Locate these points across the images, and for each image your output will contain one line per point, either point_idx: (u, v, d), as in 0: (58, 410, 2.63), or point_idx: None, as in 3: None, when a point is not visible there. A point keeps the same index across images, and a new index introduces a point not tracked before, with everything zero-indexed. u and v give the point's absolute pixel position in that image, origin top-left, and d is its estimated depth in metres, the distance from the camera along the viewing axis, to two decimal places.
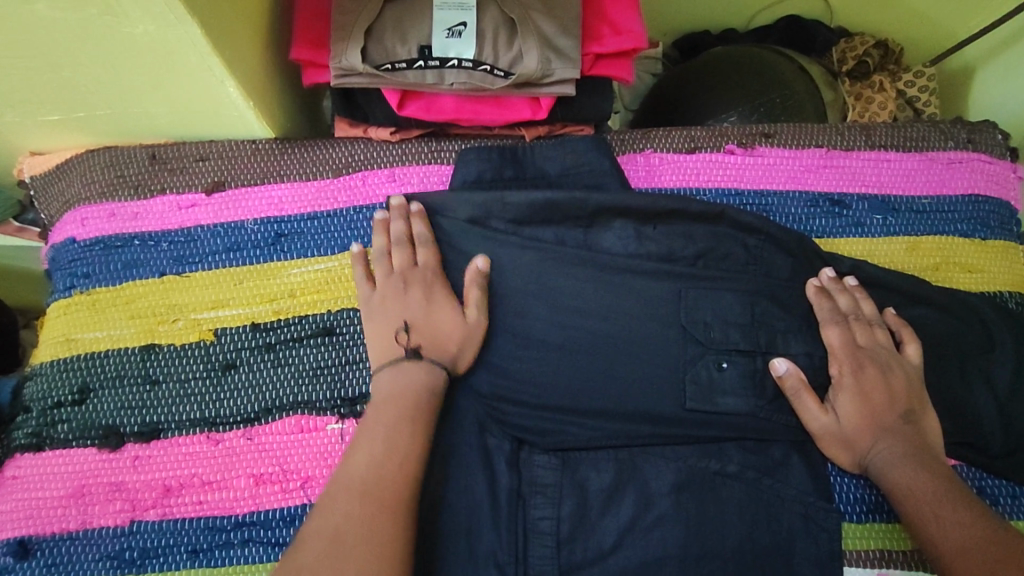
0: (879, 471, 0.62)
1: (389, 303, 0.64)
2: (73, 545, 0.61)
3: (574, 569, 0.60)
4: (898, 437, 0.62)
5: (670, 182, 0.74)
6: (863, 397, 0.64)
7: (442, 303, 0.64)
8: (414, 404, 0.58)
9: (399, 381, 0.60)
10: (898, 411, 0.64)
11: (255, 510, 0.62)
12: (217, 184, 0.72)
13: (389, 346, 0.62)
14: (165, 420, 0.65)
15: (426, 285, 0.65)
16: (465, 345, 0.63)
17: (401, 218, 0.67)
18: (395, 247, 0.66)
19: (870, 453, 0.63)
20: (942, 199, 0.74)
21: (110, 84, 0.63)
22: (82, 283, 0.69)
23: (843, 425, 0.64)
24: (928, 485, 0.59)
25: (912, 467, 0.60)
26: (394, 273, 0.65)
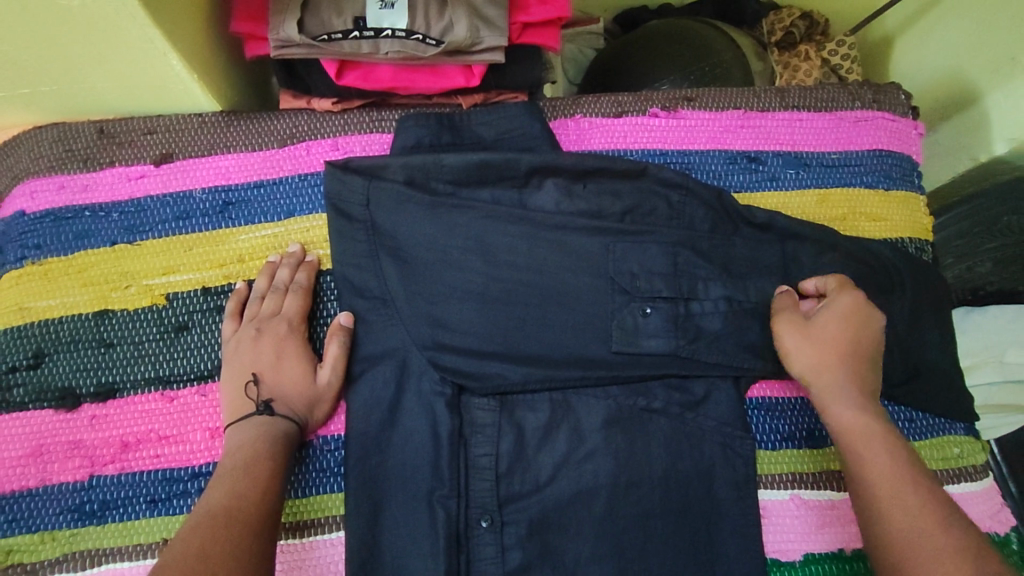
0: (824, 407, 0.65)
1: (243, 351, 0.67)
2: (33, 500, 0.63)
3: (513, 500, 0.65)
4: (836, 373, 0.65)
5: (599, 145, 0.78)
6: (816, 337, 0.66)
7: (301, 361, 0.68)
8: (267, 449, 0.62)
9: (244, 434, 0.63)
10: (866, 357, 0.66)
11: (211, 461, 0.66)
12: (165, 156, 0.75)
13: (243, 398, 0.66)
14: (120, 381, 0.68)
15: (285, 338, 0.68)
16: (314, 406, 0.66)
17: (289, 266, 0.71)
18: (269, 293, 0.69)
19: (826, 384, 0.65)
20: (849, 154, 0.80)
21: (52, 58, 0.66)
22: (34, 254, 0.71)
23: (796, 360, 0.66)
24: (865, 425, 0.62)
25: (852, 406, 0.63)
26: (256, 318, 0.68)
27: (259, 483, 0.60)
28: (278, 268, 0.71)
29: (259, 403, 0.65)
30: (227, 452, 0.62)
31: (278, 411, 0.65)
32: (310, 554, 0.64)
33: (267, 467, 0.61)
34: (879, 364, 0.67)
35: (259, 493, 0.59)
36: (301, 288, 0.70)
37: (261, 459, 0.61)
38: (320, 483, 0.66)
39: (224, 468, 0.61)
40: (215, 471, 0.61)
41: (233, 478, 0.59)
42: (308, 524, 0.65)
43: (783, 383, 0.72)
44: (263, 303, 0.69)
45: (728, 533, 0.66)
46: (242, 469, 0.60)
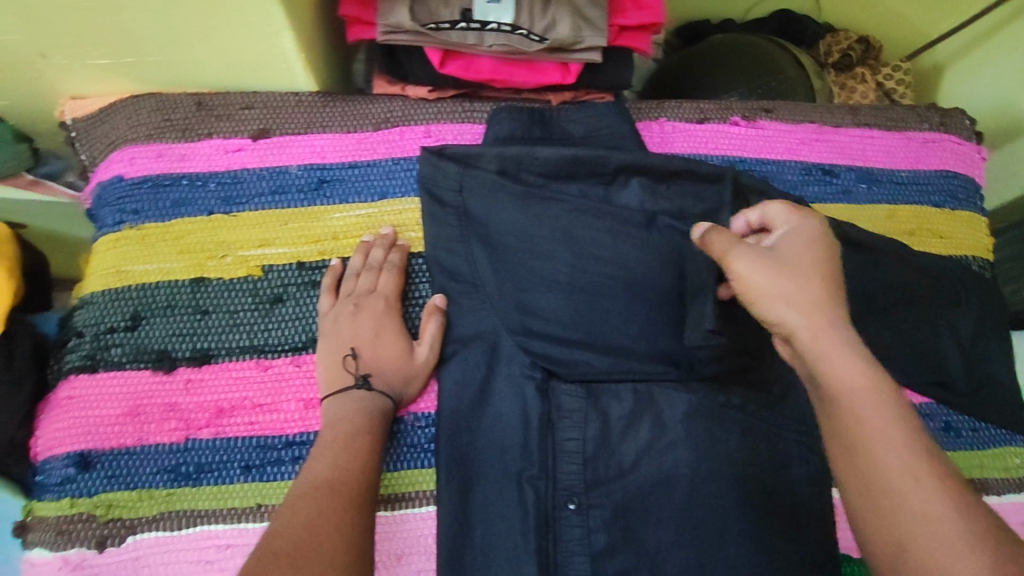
0: (823, 358, 0.50)
1: (342, 325, 0.68)
2: (131, 459, 0.65)
3: (598, 484, 0.67)
4: (794, 308, 0.51)
5: (682, 148, 0.81)
6: (786, 263, 0.53)
7: (396, 338, 0.69)
8: (367, 423, 0.63)
9: (343, 407, 0.64)
10: (836, 295, 0.53)
11: (305, 431, 0.67)
12: (263, 131, 0.76)
13: (341, 371, 0.67)
14: (215, 347, 0.69)
15: (380, 315, 0.70)
16: (410, 382, 0.68)
17: (383, 247, 0.72)
18: (365, 272, 0.71)
19: (809, 333, 0.51)
20: (917, 172, 0.84)
21: (168, 28, 0.67)
22: (132, 219, 0.72)
23: (765, 285, 0.52)
24: (869, 380, 0.49)
25: (857, 355, 0.50)
26: (353, 294, 0.70)
27: (358, 458, 0.61)
28: (373, 248, 0.72)
29: (358, 377, 0.66)
30: (326, 424, 0.63)
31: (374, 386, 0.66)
32: (401, 526, 0.66)
33: (367, 442, 0.62)
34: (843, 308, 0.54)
35: (361, 467, 0.60)
36: (396, 268, 0.72)
37: (362, 433, 0.62)
38: (411, 458, 0.69)
39: (324, 439, 0.62)
40: (316, 443, 0.62)
41: (336, 450, 0.60)
42: (399, 497, 0.67)
43: None
44: (359, 280, 0.71)
45: (803, 529, 0.68)
46: (343, 443, 0.61)
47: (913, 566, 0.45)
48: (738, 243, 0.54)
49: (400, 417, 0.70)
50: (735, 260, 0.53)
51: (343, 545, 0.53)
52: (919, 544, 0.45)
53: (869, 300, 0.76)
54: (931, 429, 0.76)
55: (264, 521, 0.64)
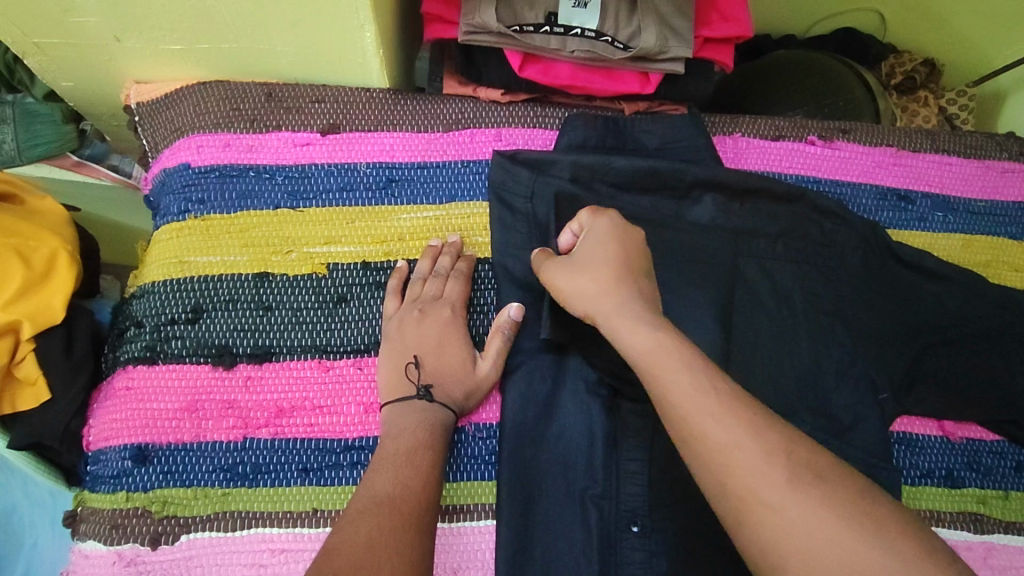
0: (618, 333, 0.55)
1: (406, 332, 0.66)
2: (188, 455, 0.63)
3: (662, 508, 0.65)
4: (593, 288, 0.58)
5: (755, 165, 0.79)
6: (581, 263, 0.60)
7: (460, 347, 0.67)
8: (430, 435, 0.61)
9: (405, 417, 0.62)
10: (630, 279, 0.58)
11: (364, 436, 0.65)
12: (332, 127, 0.74)
13: (403, 379, 0.65)
14: (277, 345, 0.67)
15: (446, 323, 0.68)
16: (473, 395, 0.66)
17: (451, 255, 0.71)
18: (432, 277, 0.69)
19: (601, 318, 0.57)
20: (995, 203, 0.81)
21: (248, 14, 0.66)
22: (196, 209, 0.71)
23: (569, 281, 0.60)
24: (658, 343, 0.52)
25: (646, 326, 0.53)
26: (418, 300, 0.68)
27: (421, 472, 0.58)
28: (440, 254, 0.71)
29: (420, 387, 0.64)
30: (388, 436, 0.61)
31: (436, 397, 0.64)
32: (459, 540, 0.64)
33: (430, 457, 0.59)
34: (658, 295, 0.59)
35: (423, 483, 0.57)
36: (463, 275, 0.70)
37: (425, 448, 0.60)
38: (472, 469, 0.66)
39: (385, 451, 0.59)
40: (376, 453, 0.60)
41: (398, 464, 0.58)
42: (458, 509, 0.65)
43: (923, 421, 0.73)
44: (425, 285, 0.69)
45: None
46: (406, 457, 0.58)
47: (738, 505, 0.44)
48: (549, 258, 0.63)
49: (461, 427, 0.68)
50: (546, 273, 0.63)
51: (405, 566, 0.50)
52: (740, 477, 0.45)
53: (945, 332, 0.74)
54: (1003, 467, 0.73)
55: (320, 527, 0.62)
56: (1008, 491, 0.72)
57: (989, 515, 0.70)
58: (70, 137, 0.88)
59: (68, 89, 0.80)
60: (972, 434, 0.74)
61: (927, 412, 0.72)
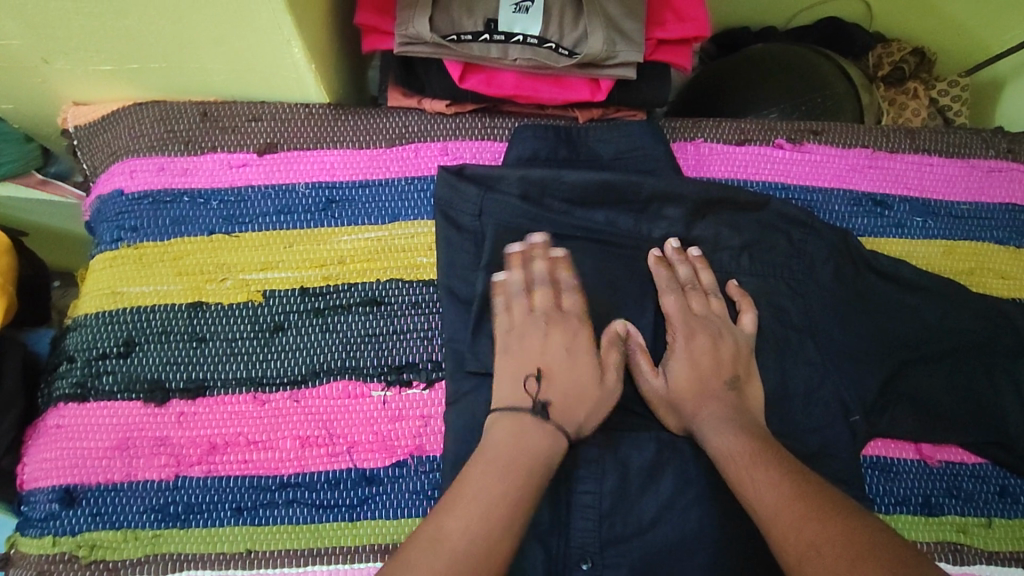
0: (703, 437, 0.61)
1: (529, 346, 0.62)
2: (117, 496, 0.61)
3: (612, 543, 0.62)
4: (724, 403, 0.62)
5: (718, 172, 0.75)
6: (694, 366, 0.64)
7: (586, 362, 0.63)
8: (540, 463, 0.55)
9: (526, 431, 0.57)
10: (723, 376, 0.64)
11: (300, 472, 0.63)
12: (269, 146, 0.72)
13: (522, 391, 0.60)
14: (211, 378, 0.65)
15: (572, 333, 0.64)
16: (597, 407, 0.61)
17: (542, 257, 0.66)
18: (537, 286, 0.65)
19: (697, 417, 0.62)
20: (980, 206, 0.76)
21: (170, 35, 0.62)
22: (130, 237, 0.68)
23: (671, 389, 0.64)
24: (746, 447, 0.58)
25: (738, 431, 0.60)
26: (538, 311, 0.64)
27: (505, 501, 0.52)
28: (529, 257, 0.66)
29: (538, 403, 0.59)
30: (481, 457, 0.55)
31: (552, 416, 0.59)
32: None
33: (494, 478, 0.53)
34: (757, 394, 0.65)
35: (494, 528, 0.50)
36: (564, 286, 0.66)
37: (518, 469, 0.54)
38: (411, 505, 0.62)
39: (482, 478, 0.53)
40: (473, 465, 0.55)
41: (472, 503, 0.51)
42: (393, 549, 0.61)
43: (899, 444, 0.68)
44: (533, 296, 0.65)
45: None
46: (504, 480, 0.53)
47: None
48: (642, 353, 0.65)
49: (371, 467, 0.63)
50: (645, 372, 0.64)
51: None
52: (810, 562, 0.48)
53: (922, 347, 0.69)
54: (985, 493, 0.68)
55: (253, 569, 0.60)
56: (992, 518, 0.67)
57: (971, 545, 0.66)
58: (34, 155, 0.83)
59: (9, 112, 0.78)
60: (953, 456, 0.69)
61: (903, 434, 0.68)
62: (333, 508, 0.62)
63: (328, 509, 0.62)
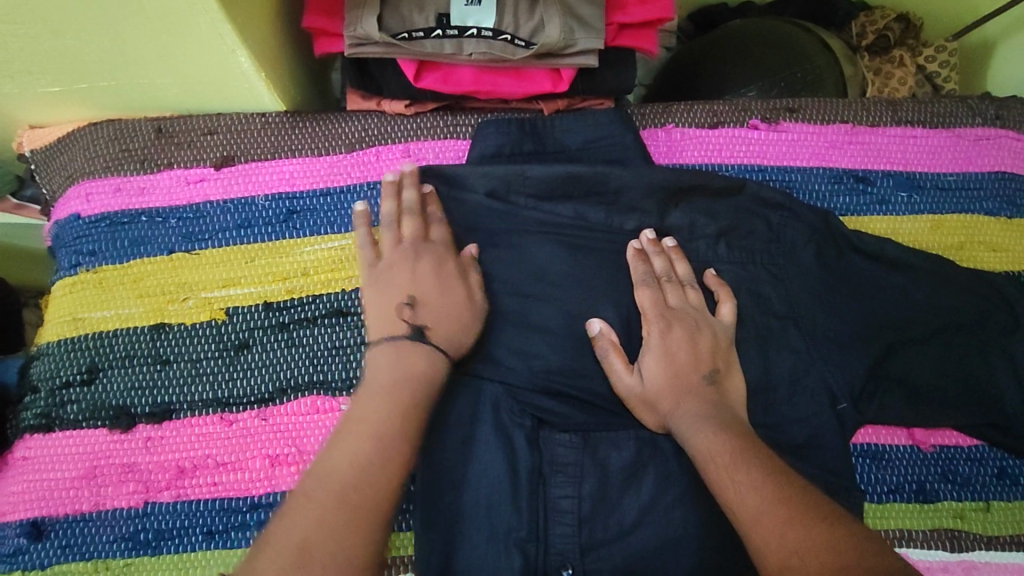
0: (681, 434, 0.58)
1: (398, 273, 0.61)
2: (86, 526, 0.60)
3: (593, 548, 0.60)
4: (703, 399, 0.60)
5: (692, 157, 0.72)
6: (671, 360, 0.61)
7: (452, 276, 0.62)
8: (419, 386, 0.54)
9: (400, 360, 0.55)
10: (702, 370, 0.61)
11: (271, 492, 0.61)
12: (226, 159, 0.70)
13: (395, 319, 0.58)
14: (177, 401, 0.63)
15: (438, 254, 0.63)
16: (467, 330, 0.61)
17: (413, 186, 0.64)
18: (405, 215, 0.64)
19: (674, 413, 0.59)
20: (968, 175, 0.73)
21: (111, 53, 0.60)
22: (88, 261, 0.67)
23: (648, 386, 0.61)
24: (727, 445, 0.55)
25: (718, 428, 0.57)
26: (404, 241, 0.62)
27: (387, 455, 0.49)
28: (404, 189, 0.64)
29: (412, 329, 0.57)
30: (368, 387, 0.54)
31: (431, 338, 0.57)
32: None
33: (383, 416, 0.51)
34: (738, 387, 0.62)
35: (376, 476, 0.48)
36: (436, 217, 0.65)
37: (408, 413, 0.52)
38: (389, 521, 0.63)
39: (362, 404, 0.51)
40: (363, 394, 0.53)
41: (354, 441, 0.49)
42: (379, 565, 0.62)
43: (890, 430, 0.66)
44: (402, 226, 0.63)
45: None
46: (383, 424, 0.51)
47: None
48: (615, 350, 0.62)
49: None
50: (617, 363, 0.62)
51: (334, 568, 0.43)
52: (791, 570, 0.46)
53: (910, 329, 0.66)
54: (982, 476, 0.65)
55: None
56: (989, 502, 0.64)
57: (969, 530, 0.63)
58: (6, 179, 0.80)
59: None
60: (947, 440, 0.66)
61: (894, 420, 0.65)
62: None
63: None
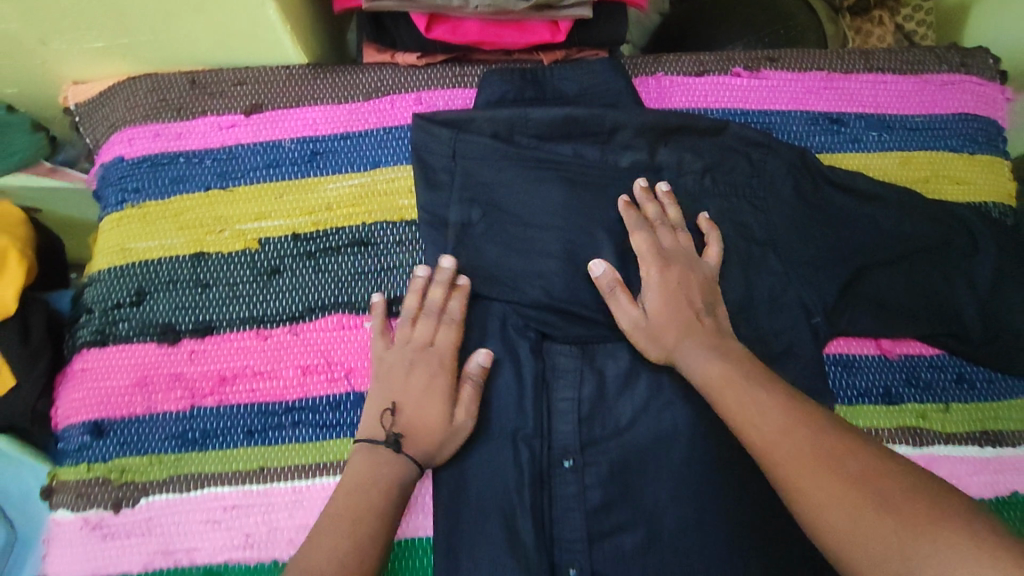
0: (685, 363, 0.63)
1: (393, 376, 0.66)
2: (141, 425, 0.68)
3: (592, 443, 0.68)
4: (700, 330, 0.65)
5: (680, 102, 0.79)
6: (670, 295, 0.67)
7: (441, 398, 0.65)
8: (387, 489, 0.61)
9: (371, 462, 0.62)
10: (697, 306, 0.67)
11: (304, 397, 0.69)
12: (255, 107, 0.77)
13: (376, 424, 0.65)
14: (216, 319, 0.71)
15: (435, 371, 0.66)
16: (446, 444, 0.64)
17: (441, 286, 0.69)
18: (423, 319, 0.68)
19: (675, 345, 0.65)
20: (933, 117, 0.79)
21: (151, 8, 0.67)
22: (133, 198, 0.74)
23: (649, 319, 0.67)
24: (727, 360, 0.61)
25: (716, 350, 0.62)
26: (412, 345, 0.67)
27: (359, 549, 0.57)
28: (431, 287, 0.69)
29: (390, 436, 0.63)
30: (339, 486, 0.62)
31: (406, 445, 0.63)
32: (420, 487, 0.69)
33: (372, 527, 0.58)
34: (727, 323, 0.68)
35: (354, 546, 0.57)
36: (451, 319, 0.68)
37: (376, 511, 0.59)
38: None
39: (340, 502, 0.60)
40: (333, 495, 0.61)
41: (329, 533, 0.57)
42: None
43: (860, 341, 0.73)
44: (416, 327, 0.68)
45: None
46: (351, 513, 0.59)
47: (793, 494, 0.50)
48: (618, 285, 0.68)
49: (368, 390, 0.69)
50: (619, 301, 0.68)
51: None
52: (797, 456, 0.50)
53: (880, 252, 0.72)
54: (942, 381, 0.72)
55: (265, 483, 0.67)
56: (948, 403, 0.72)
57: (930, 428, 0.71)
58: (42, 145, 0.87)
59: (13, 96, 0.84)
60: (911, 349, 0.73)
61: (865, 332, 0.72)
62: (334, 428, 0.68)
63: (330, 428, 0.68)
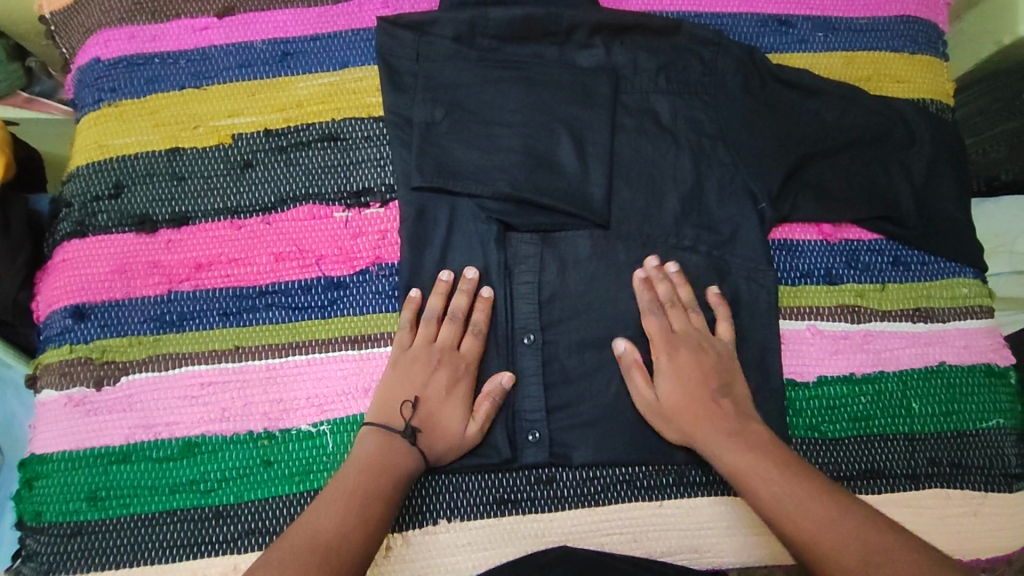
0: (711, 451, 0.65)
1: (415, 371, 0.68)
2: (120, 309, 0.71)
3: (552, 324, 0.72)
4: (717, 415, 0.66)
5: (636, 5, 0.82)
6: (678, 372, 0.69)
7: (459, 399, 0.68)
8: (391, 474, 0.63)
9: (382, 448, 0.64)
10: (710, 383, 0.68)
11: (277, 281, 0.72)
12: (227, 9, 0.79)
13: (395, 413, 0.67)
14: (192, 211, 0.74)
15: (457, 376, 0.69)
16: (452, 449, 0.67)
17: (466, 293, 0.70)
18: (449, 322, 0.70)
19: (695, 433, 0.66)
20: (876, 19, 0.83)
21: None
22: (109, 97, 0.77)
23: (661, 403, 0.68)
24: (754, 459, 0.63)
25: (743, 445, 0.64)
26: (434, 347, 0.69)
27: (365, 522, 0.59)
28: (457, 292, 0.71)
29: (407, 428, 0.65)
30: (351, 463, 0.63)
31: (419, 441, 0.66)
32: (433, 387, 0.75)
33: (378, 509, 0.60)
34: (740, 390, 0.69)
35: (367, 526, 0.59)
36: (476, 327, 0.70)
37: (379, 496, 0.61)
38: (377, 303, 0.73)
39: (344, 477, 0.62)
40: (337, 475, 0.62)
41: (342, 505, 0.59)
42: (368, 338, 0.72)
43: (804, 227, 0.78)
44: (439, 330, 0.70)
45: (751, 353, 0.73)
46: (353, 491, 0.61)
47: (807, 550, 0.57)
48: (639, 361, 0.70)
49: (339, 275, 0.73)
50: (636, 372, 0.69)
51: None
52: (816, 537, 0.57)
53: (824, 144, 0.76)
54: (880, 263, 0.77)
55: (241, 361, 0.70)
56: (886, 283, 0.77)
57: (868, 306, 0.76)
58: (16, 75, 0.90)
59: None
60: (852, 235, 0.78)
61: (808, 218, 0.76)
62: (307, 309, 0.72)
63: (303, 310, 0.72)
